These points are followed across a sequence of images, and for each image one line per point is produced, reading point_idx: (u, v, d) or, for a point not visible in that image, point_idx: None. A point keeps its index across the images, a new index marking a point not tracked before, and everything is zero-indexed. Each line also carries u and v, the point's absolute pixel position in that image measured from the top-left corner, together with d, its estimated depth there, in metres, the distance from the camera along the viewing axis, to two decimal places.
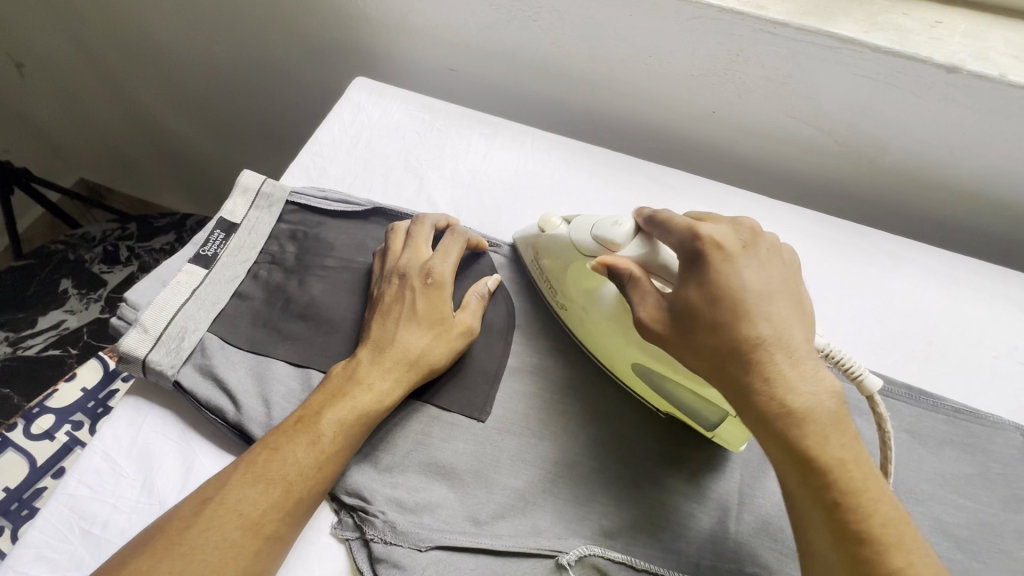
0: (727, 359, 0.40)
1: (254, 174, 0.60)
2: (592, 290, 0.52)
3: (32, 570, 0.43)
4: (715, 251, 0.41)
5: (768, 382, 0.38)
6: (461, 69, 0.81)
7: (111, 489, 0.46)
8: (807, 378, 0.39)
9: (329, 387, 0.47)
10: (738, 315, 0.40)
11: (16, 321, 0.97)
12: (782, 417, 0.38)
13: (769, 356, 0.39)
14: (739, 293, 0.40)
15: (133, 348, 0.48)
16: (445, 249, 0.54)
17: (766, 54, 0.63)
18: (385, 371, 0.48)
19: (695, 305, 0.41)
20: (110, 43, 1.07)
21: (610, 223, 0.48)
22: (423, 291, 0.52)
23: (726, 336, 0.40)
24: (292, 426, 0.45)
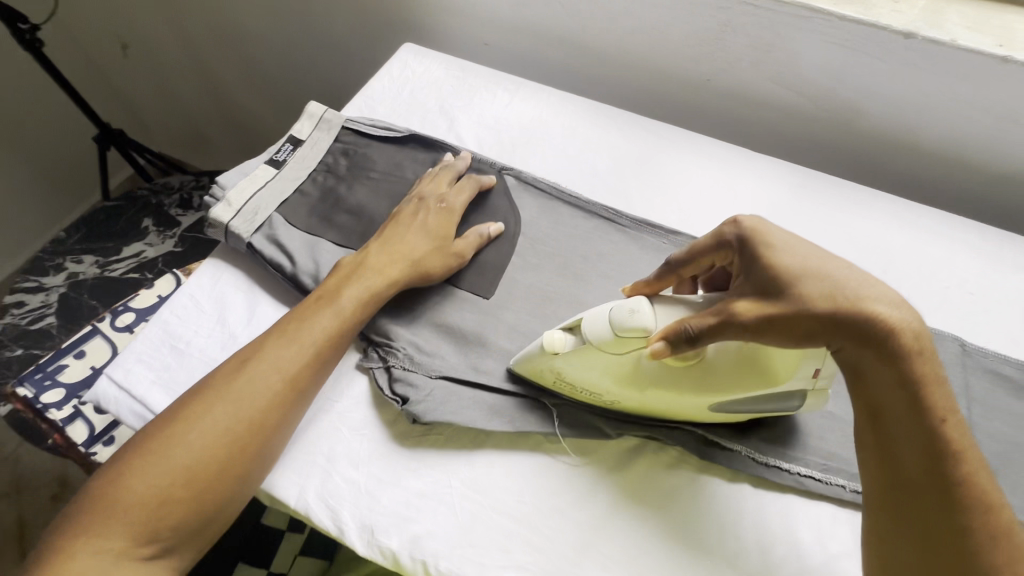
0: (842, 299, 0.40)
1: (319, 105, 0.74)
2: (637, 376, 0.49)
3: (133, 368, 0.56)
4: (760, 229, 0.46)
5: (889, 305, 0.40)
6: (494, 44, 0.94)
7: (195, 320, 0.59)
8: (903, 302, 0.41)
9: (347, 273, 0.58)
10: (823, 261, 0.42)
11: (107, 249, 1.15)
12: (904, 339, 0.39)
13: (870, 289, 0.41)
14: (810, 246, 0.44)
15: (219, 215, 0.62)
16: (458, 186, 0.67)
17: (749, 25, 0.73)
18: (396, 266, 0.59)
19: (780, 265, 0.43)
20: (202, 26, 1.26)
21: (626, 311, 0.47)
22: (436, 212, 0.63)
23: (832, 281, 0.41)
24: (313, 303, 0.56)
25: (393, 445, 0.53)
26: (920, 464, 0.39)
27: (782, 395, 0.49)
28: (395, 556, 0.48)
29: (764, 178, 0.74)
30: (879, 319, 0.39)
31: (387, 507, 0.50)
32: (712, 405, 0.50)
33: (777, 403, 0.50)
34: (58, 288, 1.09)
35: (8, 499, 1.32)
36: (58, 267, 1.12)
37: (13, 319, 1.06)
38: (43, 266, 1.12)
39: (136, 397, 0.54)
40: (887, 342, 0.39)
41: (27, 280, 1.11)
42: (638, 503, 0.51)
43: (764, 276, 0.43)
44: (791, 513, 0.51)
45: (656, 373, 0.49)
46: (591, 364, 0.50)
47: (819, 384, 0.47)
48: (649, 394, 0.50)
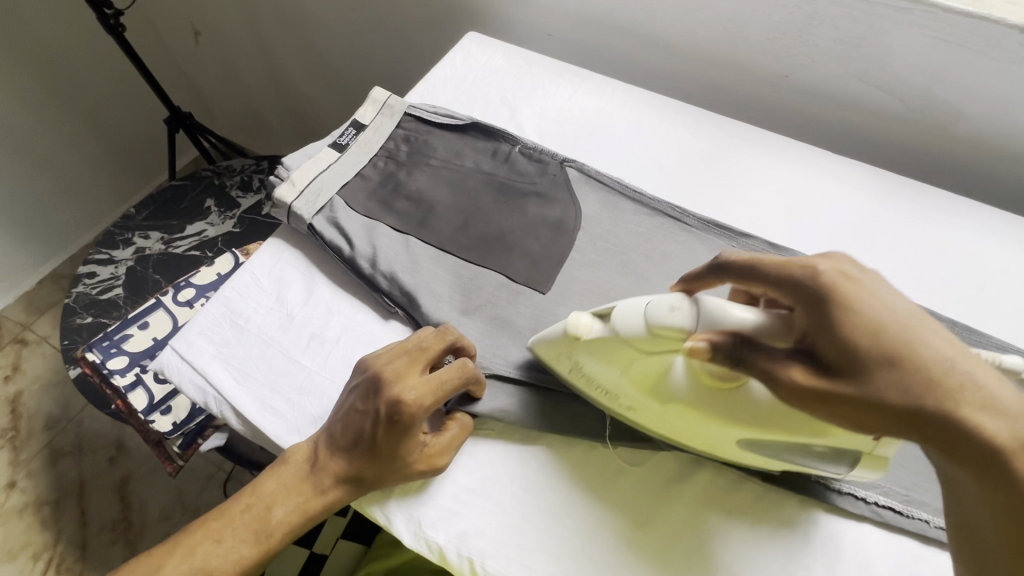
0: (923, 395, 0.35)
1: (382, 91, 0.74)
2: (665, 383, 0.45)
3: (195, 341, 0.57)
4: (842, 279, 0.38)
5: (986, 408, 0.35)
6: (556, 35, 0.92)
7: (255, 297, 0.60)
8: (1010, 396, 0.36)
9: (287, 479, 0.48)
10: (911, 343, 0.36)
11: (171, 226, 1.20)
12: (1009, 452, 0.34)
13: (962, 380, 0.35)
14: (895, 316, 0.37)
15: (283, 195, 0.62)
16: (433, 379, 0.47)
17: (840, 17, 0.68)
18: (335, 484, 0.48)
19: (857, 341, 0.36)
20: (269, 14, 1.29)
21: (666, 306, 0.43)
22: (390, 426, 0.46)
23: (912, 371, 0.35)
24: (237, 514, 0.48)
25: None
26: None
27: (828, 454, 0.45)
28: (441, 551, 0.47)
29: (844, 181, 0.69)
30: (971, 423, 0.34)
31: (435, 499, 0.49)
32: (742, 440, 0.45)
33: (820, 462, 0.46)
34: (126, 261, 1.15)
35: (70, 458, 1.41)
36: (127, 241, 1.18)
37: (83, 289, 1.11)
38: (113, 239, 1.18)
39: (197, 369, 0.56)
40: (980, 452, 0.34)
41: (99, 251, 1.16)
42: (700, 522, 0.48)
43: (830, 348, 0.37)
44: (867, 545, 0.47)
45: (685, 385, 0.45)
46: (617, 360, 0.46)
47: (879, 447, 0.43)
48: (672, 410, 0.46)
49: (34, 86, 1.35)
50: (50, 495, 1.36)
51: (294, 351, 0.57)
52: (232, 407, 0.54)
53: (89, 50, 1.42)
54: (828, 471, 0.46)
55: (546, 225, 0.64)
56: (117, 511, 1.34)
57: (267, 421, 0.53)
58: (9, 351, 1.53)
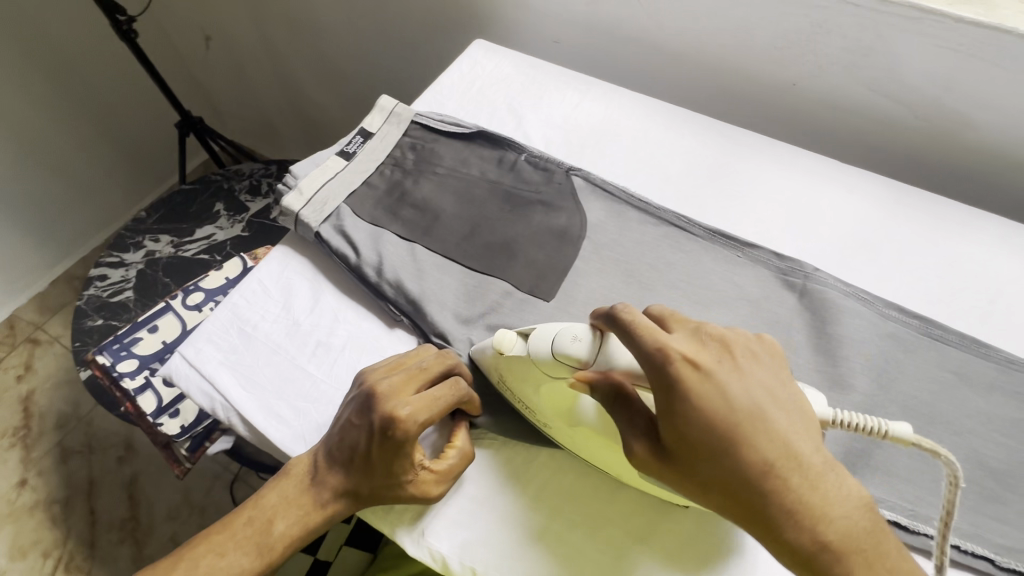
0: (738, 493, 0.36)
1: (389, 99, 0.75)
2: (569, 408, 0.48)
3: (202, 347, 0.58)
4: (687, 368, 0.38)
5: (802, 516, 0.35)
6: (564, 41, 0.92)
7: (262, 305, 0.61)
8: (836, 502, 0.36)
9: (288, 490, 0.49)
10: (740, 444, 0.36)
11: (181, 229, 1.22)
12: (818, 556, 0.35)
13: (785, 486, 0.36)
14: (732, 415, 0.37)
15: (291, 204, 0.63)
16: (428, 397, 0.47)
17: (849, 26, 0.68)
18: (334, 497, 0.48)
19: (688, 434, 0.37)
20: (278, 20, 1.30)
21: (570, 337, 0.46)
22: (382, 445, 0.46)
23: (731, 470, 0.36)
24: (240, 527, 0.48)
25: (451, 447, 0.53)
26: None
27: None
28: (444, 560, 0.48)
29: (852, 191, 0.68)
30: (783, 526, 0.36)
31: (440, 511, 0.50)
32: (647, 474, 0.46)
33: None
34: (137, 264, 1.17)
35: (81, 457, 1.42)
36: (138, 244, 1.20)
37: (94, 291, 1.13)
38: (124, 242, 1.20)
39: (204, 376, 0.56)
40: (792, 553, 0.36)
41: (110, 254, 1.18)
42: (693, 542, 0.48)
43: (668, 433, 0.38)
44: None
45: (590, 413, 0.47)
46: (533, 381, 0.49)
47: None
48: (579, 434, 0.48)
49: (49, 91, 1.37)
50: (61, 493, 1.38)
51: (300, 358, 0.57)
52: (238, 414, 0.54)
53: (102, 55, 1.44)
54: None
55: (551, 233, 0.64)
56: (126, 509, 1.35)
57: (273, 428, 0.53)
58: (22, 351, 1.56)
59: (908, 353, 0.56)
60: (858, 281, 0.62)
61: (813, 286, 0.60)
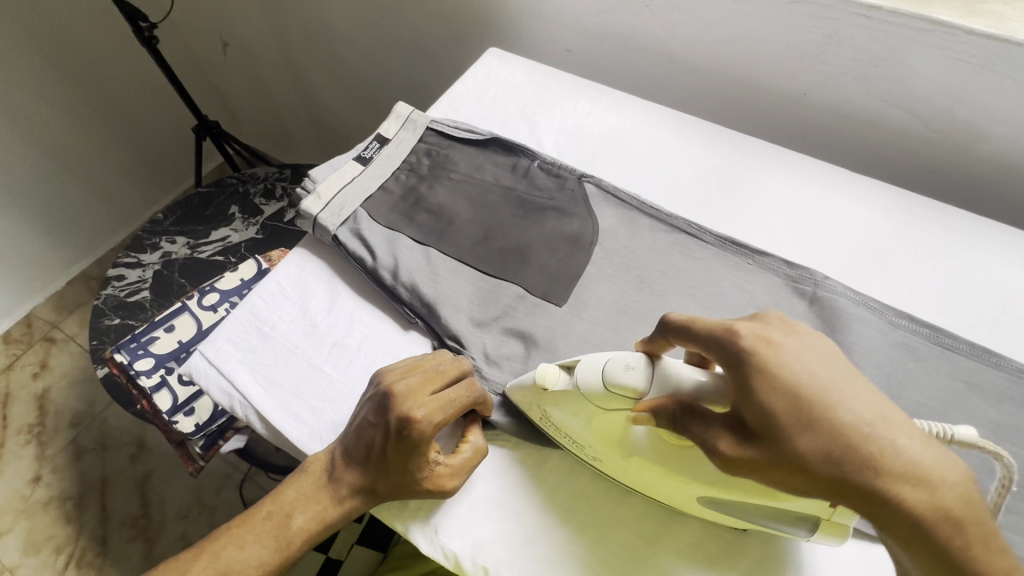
0: (839, 462, 0.35)
1: (405, 106, 0.76)
2: (624, 440, 0.47)
3: (222, 346, 0.59)
4: (763, 344, 0.39)
5: (907, 480, 0.34)
6: (576, 51, 0.94)
7: (279, 306, 0.62)
8: (939, 463, 0.35)
9: (306, 487, 0.50)
10: (830, 410, 0.36)
11: (197, 231, 1.24)
12: (936, 524, 0.34)
13: (885, 450, 0.35)
14: (815, 385, 0.37)
15: (309, 208, 0.64)
16: (443, 398, 0.48)
17: (860, 38, 0.69)
18: (351, 494, 0.50)
19: (775, 406, 0.37)
20: (295, 28, 1.33)
21: (622, 365, 0.45)
22: (399, 443, 0.47)
23: (835, 437, 0.35)
24: (260, 521, 0.49)
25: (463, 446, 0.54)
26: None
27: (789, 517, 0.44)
28: (457, 560, 0.49)
29: (863, 201, 0.69)
30: (897, 492, 0.34)
31: (454, 510, 0.51)
32: (703, 497, 0.46)
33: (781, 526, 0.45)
34: (153, 265, 1.19)
35: (94, 454, 1.45)
36: (155, 245, 1.22)
37: (112, 291, 1.15)
38: (141, 243, 1.22)
39: (223, 374, 0.57)
40: (907, 525, 0.34)
41: (128, 255, 1.20)
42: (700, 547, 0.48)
43: (752, 411, 0.38)
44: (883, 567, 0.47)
45: (646, 443, 0.46)
46: (580, 413, 0.48)
47: (836, 514, 0.42)
48: (631, 465, 0.47)
49: (70, 94, 1.41)
50: (74, 489, 1.40)
51: (317, 358, 0.58)
52: (256, 412, 0.56)
53: (124, 60, 1.48)
54: (793, 535, 0.45)
55: (563, 239, 0.65)
56: (137, 507, 1.37)
57: (290, 426, 0.54)
58: (38, 349, 1.59)
59: (918, 362, 0.56)
60: (869, 289, 0.63)
61: (823, 294, 0.60)
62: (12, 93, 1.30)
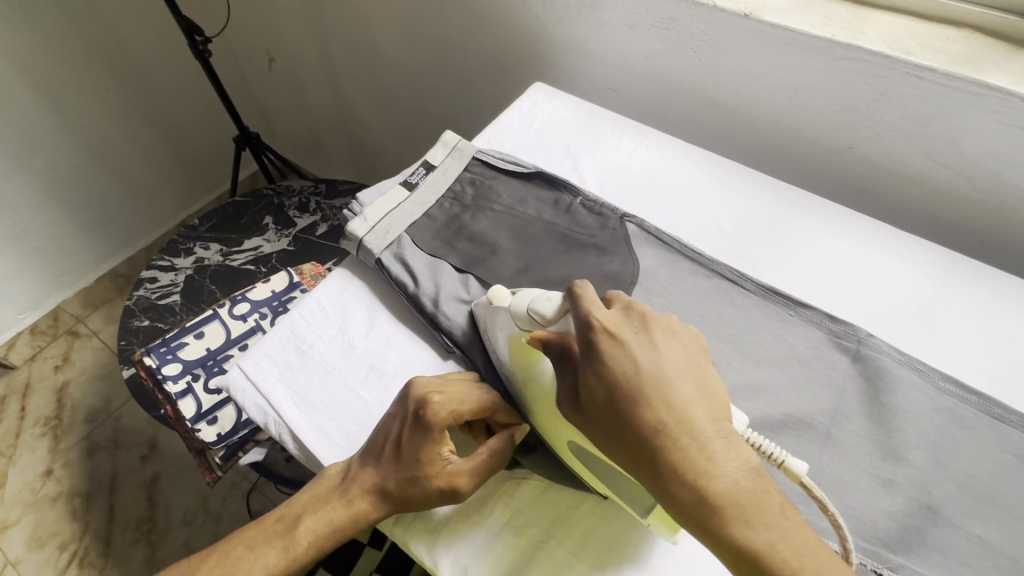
0: (632, 445, 0.40)
1: (452, 135, 0.78)
2: (529, 366, 0.51)
3: (260, 362, 0.60)
4: (603, 334, 0.42)
5: (686, 471, 0.38)
6: (620, 90, 0.95)
7: (319, 325, 0.62)
8: (723, 462, 0.38)
9: (319, 489, 0.51)
10: (636, 402, 0.40)
11: (231, 239, 1.26)
12: (701, 512, 0.37)
13: (671, 444, 0.39)
14: (632, 378, 0.40)
15: (355, 229, 0.65)
16: (461, 392, 0.50)
17: (911, 97, 0.69)
18: (361, 495, 0.49)
19: (593, 389, 0.42)
20: (341, 49, 1.37)
21: (544, 298, 0.50)
22: (412, 431, 0.49)
23: (627, 424, 0.40)
24: (272, 523, 0.50)
25: (494, 481, 0.54)
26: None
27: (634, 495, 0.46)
28: None
29: (908, 260, 0.68)
30: (670, 480, 0.38)
31: (479, 544, 0.51)
32: (571, 444, 0.49)
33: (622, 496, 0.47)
34: (186, 269, 1.21)
35: (106, 452, 1.45)
36: (189, 250, 1.24)
37: (144, 292, 1.17)
38: (176, 247, 1.24)
39: (261, 391, 0.58)
40: (683, 512, 0.38)
41: (162, 258, 1.23)
42: None
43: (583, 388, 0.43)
44: None
45: (547, 375, 0.50)
46: (506, 329, 0.53)
47: None
48: (528, 389, 0.51)
49: (120, 98, 1.46)
50: (83, 486, 1.40)
51: (353, 381, 0.59)
52: (291, 432, 0.56)
53: (174, 71, 1.54)
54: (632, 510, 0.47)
55: (603, 276, 0.65)
56: (144, 510, 1.36)
57: (324, 449, 0.54)
58: (62, 342, 1.61)
59: (966, 430, 0.55)
60: (915, 350, 0.61)
61: (867, 352, 0.59)
62: (67, 94, 1.35)
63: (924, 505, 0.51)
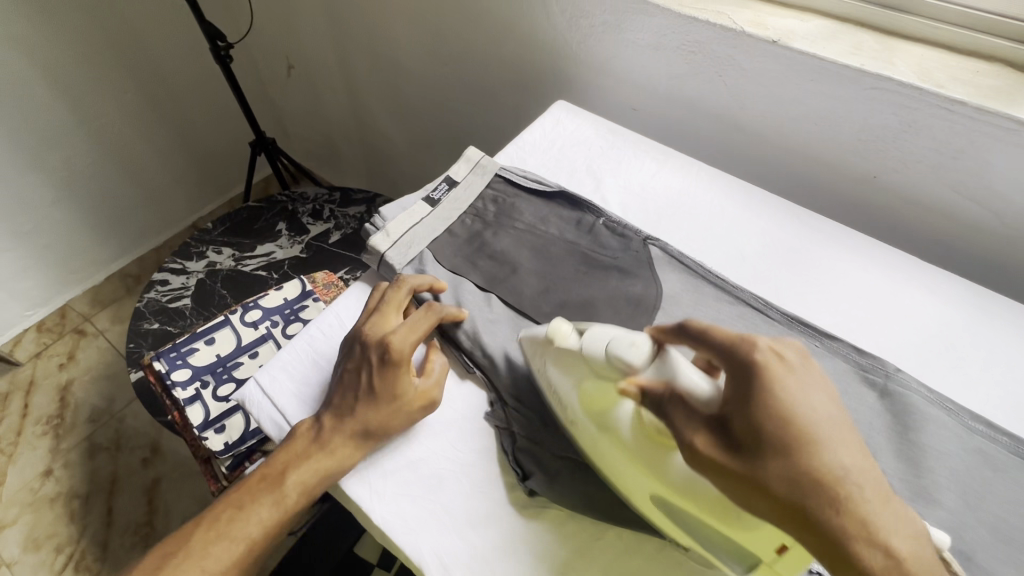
0: (806, 494, 0.37)
1: (476, 151, 0.77)
2: (606, 411, 0.48)
3: (277, 376, 0.59)
4: (773, 368, 0.40)
5: (860, 526, 0.37)
6: (641, 110, 0.95)
7: (337, 338, 0.62)
8: (897, 522, 0.38)
9: (298, 444, 0.52)
10: (816, 448, 0.38)
11: (243, 244, 1.26)
12: (881, 571, 0.36)
13: (852, 498, 0.37)
14: (808, 420, 0.39)
15: (378, 244, 0.65)
16: (413, 324, 0.56)
17: (940, 129, 0.69)
18: (345, 439, 0.52)
19: (764, 428, 0.39)
20: (360, 58, 1.38)
21: (627, 342, 0.48)
22: (381, 367, 0.53)
23: (809, 472, 0.37)
24: (256, 484, 0.51)
25: (513, 510, 0.52)
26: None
27: (729, 548, 0.44)
28: None
29: (934, 293, 0.67)
30: (846, 535, 0.36)
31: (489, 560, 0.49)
32: (659, 499, 0.46)
33: (715, 550, 0.45)
34: (198, 273, 1.20)
35: (107, 453, 1.44)
36: (201, 254, 1.24)
37: (155, 295, 1.17)
38: (188, 251, 1.24)
39: (277, 406, 0.57)
40: (856, 571, 0.36)
41: (174, 261, 1.22)
42: None
43: (742, 427, 0.40)
44: None
45: (625, 422, 0.47)
46: (579, 373, 0.51)
47: (776, 563, 0.42)
48: (606, 440, 0.48)
49: (139, 99, 1.46)
50: (83, 487, 1.38)
51: None
52: None
53: (194, 74, 1.55)
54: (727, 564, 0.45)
55: (625, 300, 0.65)
56: (143, 514, 1.35)
57: None
58: (68, 340, 1.60)
59: (999, 473, 0.53)
60: (944, 386, 0.60)
61: (895, 388, 0.58)
62: (86, 94, 1.36)
63: (956, 550, 0.49)
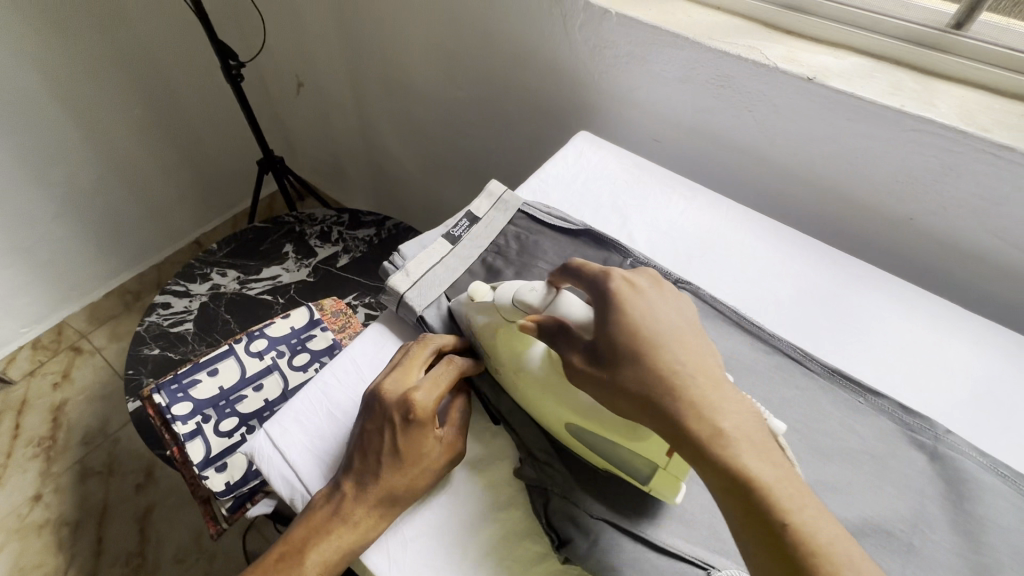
0: (652, 389, 0.42)
1: (498, 184, 0.74)
2: (520, 353, 0.53)
3: (289, 428, 0.55)
4: (624, 289, 0.46)
5: (697, 408, 0.41)
6: (665, 141, 0.92)
7: (353, 386, 0.58)
8: (731, 402, 0.42)
9: (316, 519, 0.48)
10: (658, 348, 0.43)
11: (249, 266, 1.22)
12: (717, 442, 0.40)
13: (688, 383, 0.42)
14: (649, 324, 0.44)
15: (397, 284, 0.62)
16: (434, 376, 0.52)
17: (984, 174, 0.66)
18: (368, 510, 0.48)
19: (615, 337, 0.44)
20: (373, 79, 1.36)
21: (528, 288, 0.52)
22: (405, 428, 0.50)
23: (651, 370, 0.42)
24: (274, 566, 0.47)
25: None
26: (761, 565, 0.37)
27: (632, 461, 0.48)
28: None
29: (979, 346, 0.64)
30: (685, 418, 0.41)
31: None
32: (571, 425, 0.50)
33: (623, 464, 0.49)
34: (201, 296, 1.17)
35: (100, 478, 1.39)
36: (205, 276, 1.20)
37: (156, 318, 1.13)
38: (192, 272, 1.20)
39: (289, 461, 0.53)
40: (700, 450, 0.40)
41: (176, 283, 1.19)
42: None
43: (603, 343, 0.45)
44: None
45: (537, 359, 0.52)
46: (492, 322, 0.55)
47: (671, 466, 0.46)
48: (521, 379, 0.52)
49: (146, 115, 1.44)
50: (73, 514, 1.33)
51: None
52: None
53: (203, 90, 1.52)
54: (637, 477, 0.49)
55: None
56: (135, 544, 1.29)
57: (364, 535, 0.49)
58: (63, 357, 1.56)
59: None
60: (997, 449, 0.57)
61: (946, 451, 0.55)
62: (94, 110, 1.34)
63: None
